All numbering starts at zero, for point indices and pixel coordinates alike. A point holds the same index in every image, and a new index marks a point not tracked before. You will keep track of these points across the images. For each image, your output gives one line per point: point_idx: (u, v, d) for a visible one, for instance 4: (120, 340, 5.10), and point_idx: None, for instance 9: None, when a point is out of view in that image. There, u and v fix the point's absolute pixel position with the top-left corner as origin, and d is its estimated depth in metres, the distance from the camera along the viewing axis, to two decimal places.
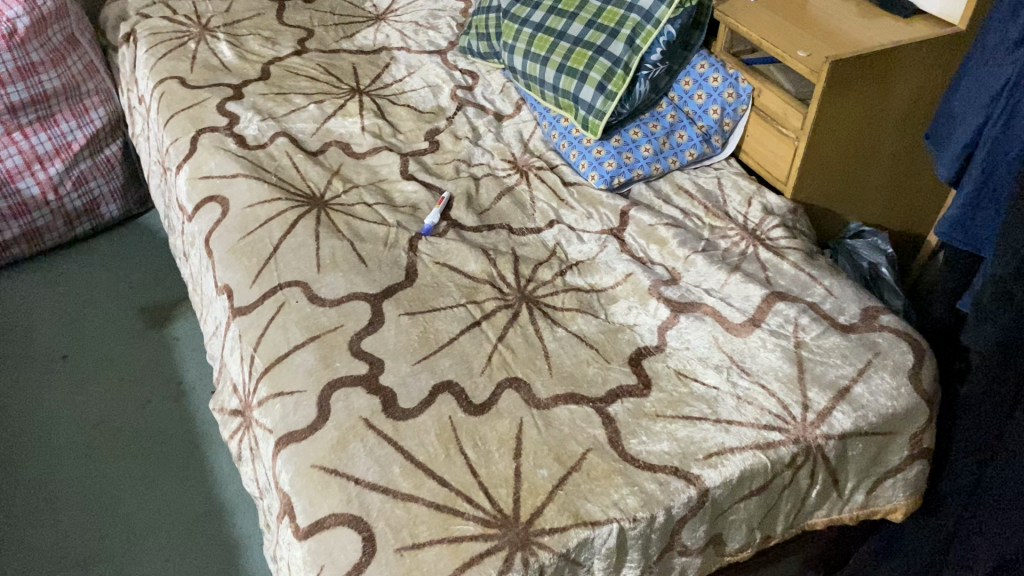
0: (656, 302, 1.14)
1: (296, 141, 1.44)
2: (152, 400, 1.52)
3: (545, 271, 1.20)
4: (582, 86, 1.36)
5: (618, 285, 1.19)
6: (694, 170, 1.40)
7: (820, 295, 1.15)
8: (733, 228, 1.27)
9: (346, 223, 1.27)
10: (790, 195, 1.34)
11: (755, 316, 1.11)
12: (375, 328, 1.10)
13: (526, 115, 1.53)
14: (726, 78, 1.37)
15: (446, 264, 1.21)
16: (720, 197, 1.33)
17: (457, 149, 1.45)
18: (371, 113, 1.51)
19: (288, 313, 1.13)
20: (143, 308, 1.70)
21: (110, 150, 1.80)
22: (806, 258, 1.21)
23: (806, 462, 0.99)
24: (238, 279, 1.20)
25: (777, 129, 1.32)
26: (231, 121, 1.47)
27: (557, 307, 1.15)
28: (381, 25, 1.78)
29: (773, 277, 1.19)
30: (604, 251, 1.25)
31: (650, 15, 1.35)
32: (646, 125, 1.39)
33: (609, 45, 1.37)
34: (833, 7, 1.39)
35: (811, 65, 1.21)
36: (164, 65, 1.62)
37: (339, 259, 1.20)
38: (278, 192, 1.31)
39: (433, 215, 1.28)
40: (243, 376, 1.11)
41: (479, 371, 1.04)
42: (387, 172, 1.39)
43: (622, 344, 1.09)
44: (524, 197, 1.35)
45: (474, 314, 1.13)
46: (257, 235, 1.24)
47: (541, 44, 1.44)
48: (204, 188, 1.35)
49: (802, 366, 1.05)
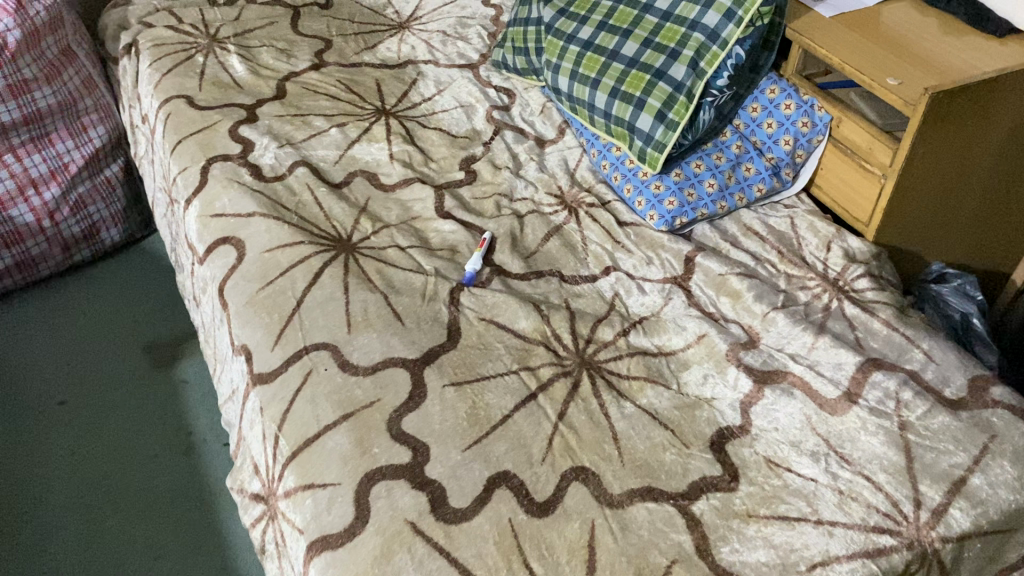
0: (736, 371, 1.00)
1: (318, 172, 1.30)
2: (160, 453, 1.39)
3: (606, 330, 1.06)
4: (639, 114, 1.22)
5: (689, 348, 1.05)
6: (762, 207, 1.26)
7: (920, 362, 1.01)
8: (813, 278, 1.13)
9: (378, 271, 1.13)
10: (872, 238, 1.20)
11: (850, 390, 0.97)
12: (417, 403, 0.96)
13: (571, 141, 1.39)
14: (800, 105, 1.23)
15: (492, 321, 1.07)
16: (795, 240, 1.19)
17: (497, 180, 1.30)
18: (400, 139, 1.36)
19: (316, 384, 0.99)
20: (149, 346, 1.55)
21: (111, 171, 1.65)
22: (899, 315, 1.08)
23: (919, 571, 0.85)
24: (258, 338, 1.06)
25: (859, 165, 1.18)
26: (244, 149, 1.32)
27: (623, 375, 1.01)
28: (405, 34, 1.64)
29: (863, 338, 1.05)
30: (669, 305, 1.11)
31: (716, 34, 1.20)
32: (709, 156, 1.25)
33: (670, 68, 1.22)
34: (920, 27, 1.24)
35: (906, 97, 1.07)
36: (170, 81, 1.47)
37: (372, 316, 1.06)
38: (300, 234, 1.17)
39: (474, 260, 1.15)
40: (267, 457, 0.97)
41: (539, 460, 0.91)
42: (420, 208, 1.25)
43: (701, 425, 0.95)
44: (574, 237, 1.21)
45: (529, 385, 0.99)
46: (278, 286, 1.10)
47: (590, 64, 1.29)
48: (218, 228, 1.21)
49: (910, 453, 0.91)
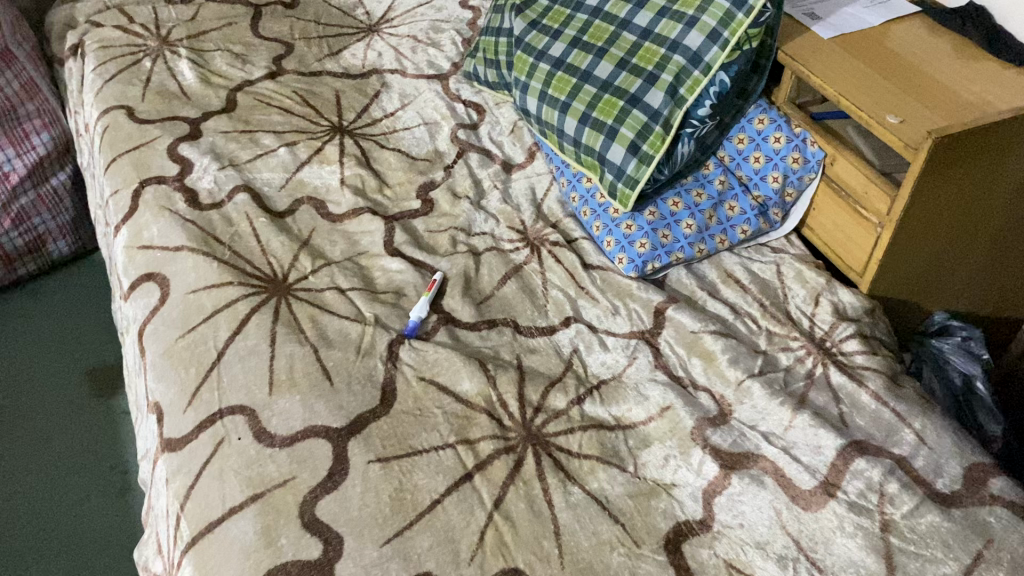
0: (701, 454, 0.89)
1: (260, 198, 1.18)
2: (92, 494, 1.28)
3: (557, 397, 0.95)
4: (610, 145, 1.09)
5: (651, 421, 0.93)
6: (746, 249, 1.13)
7: (910, 446, 0.89)
8: (797, 337, 1.01)
9: (311, 318, 1.02)
10: (866, 290, 1.08)
11: (828, 480, 0.86)
12: (336, 484, 0.85)
13: (540, 166, 1.27)
14: (791, 139, 1.10)
15: (432, 382, 0.96)
16: (780, 290, 1.07)
17: (455, 212, 1.18)
18: (354, 161, 1.25)
19: (226, 456, 0.88)
20: (91, 373, 1.45)
21: (58, 179, 1.55)
22: (890, 385, 0.96)
23: None
24: (171, 396, 0.95)
25: (854, 209, 1.06)
26: (182, 170, 1.21)
27: (572, 453, 0.89)
28: (373, 38, 1.52)
29: (848, 414, 0.93)
30: (633, 366, 0.99)
31: (698, 58, 1.07)
32: (688, 193, 1.13)
33: (646, 94, 1.09)
34: (928, 51, 1.11)
35: (907, 139, 0.94)
36: (112, 89, 1.36)
37: (298, 374, 0.95)
38: (230, 273, 1.06)
39: (419, 307, 1.03)
40: (169, 538, 0.87)
41: (466, 559, 0.80)
42: (368, 242, 1.14)
43: (655, 518, 0.84)
44: (534, 279, 1.10)
45: (465, 463, 0.88)
46: (200, 335, 1.00)
47: (560, 86, 1.17)
48: (143, 262, 1.10)
49: (892, 562, 0.79)
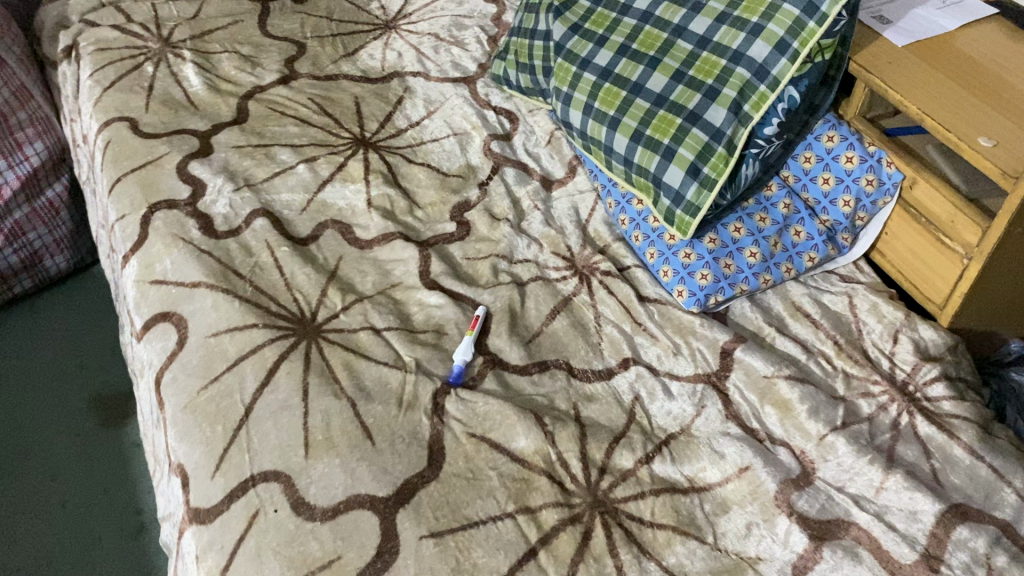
0: (787, 523, 0.81)
1: (281, 224, 1.08)
2: (103, 537, 1.19)
3: (624, 455, 0.86)
4: (666, 166, 1.00)
5: (727, 483, 0.85)
6: (812, 277, 1.05)
7: (1013, 508, 0.81)
8: (877, 381, 0.93)
9: (347, 365, 0.92)
10: (946, 323, 1.00)
11: (929, 552, 0.78)
12: (387, 565, 0.77)
13: (583, 183, 1.18)
14: (864, 159, 1.02)
15: (484, 438, 0.87)
16: (854, 326, 0.99)
17: (494, 237, 1.09)
18: (381, 178, 1.15)
19: (262, 533, 0.79)
20: (97, 401, 1.36)
21: (54, 192, 1.45)
22: (983, 436, 0.88)
23: None
24: (196, 459, 0.86)
25: (937, 238, 0.97)
26: (194, 192, 1.11)
27: (645, 521, 0.81)
28: (391, 36, 1.41)
29: (942, 471, 0.85)
30: (702, 417, 0.90)
31: (765, 70, 0.98)
32: (751, 217, 1.04)
33: (706, 110, 0.99)
34: (1012, 58, 1.02)
35: (1006, 166, 0.85)
36: (113, 98, 1.25)
37: (336, 433, 0.86)
38: (253, 313, 0.96)
39: (464, 350, 0.94)
40: None
41: None
42: (401, 272, 1.04)
43: None
44: (586, 314, 1.01)
45: (528, 537, 0.79)
46: (224, 386, 0.90)
47: (608, 98, 1.07)
48: (156, 299, 1.00)
49: None
